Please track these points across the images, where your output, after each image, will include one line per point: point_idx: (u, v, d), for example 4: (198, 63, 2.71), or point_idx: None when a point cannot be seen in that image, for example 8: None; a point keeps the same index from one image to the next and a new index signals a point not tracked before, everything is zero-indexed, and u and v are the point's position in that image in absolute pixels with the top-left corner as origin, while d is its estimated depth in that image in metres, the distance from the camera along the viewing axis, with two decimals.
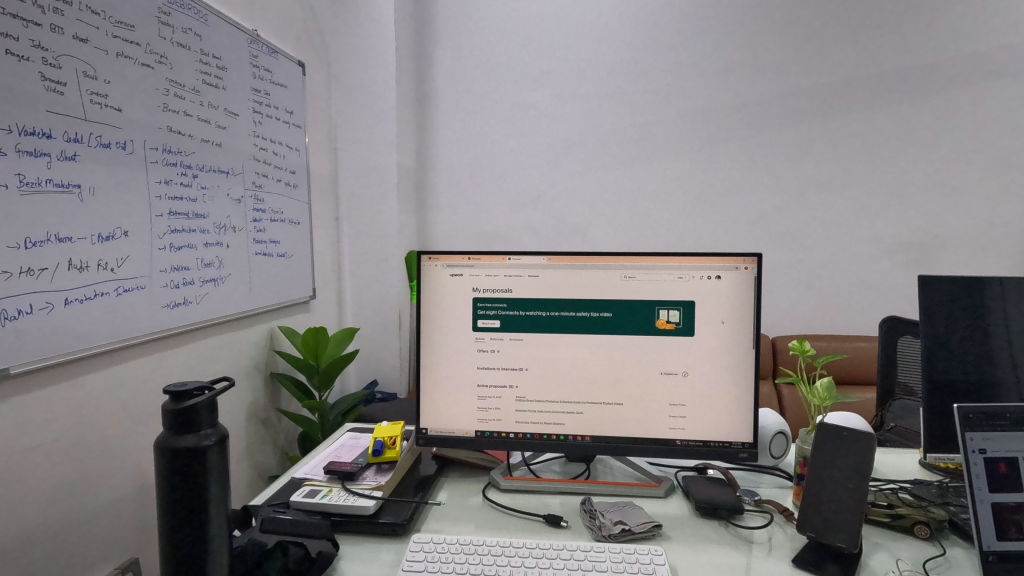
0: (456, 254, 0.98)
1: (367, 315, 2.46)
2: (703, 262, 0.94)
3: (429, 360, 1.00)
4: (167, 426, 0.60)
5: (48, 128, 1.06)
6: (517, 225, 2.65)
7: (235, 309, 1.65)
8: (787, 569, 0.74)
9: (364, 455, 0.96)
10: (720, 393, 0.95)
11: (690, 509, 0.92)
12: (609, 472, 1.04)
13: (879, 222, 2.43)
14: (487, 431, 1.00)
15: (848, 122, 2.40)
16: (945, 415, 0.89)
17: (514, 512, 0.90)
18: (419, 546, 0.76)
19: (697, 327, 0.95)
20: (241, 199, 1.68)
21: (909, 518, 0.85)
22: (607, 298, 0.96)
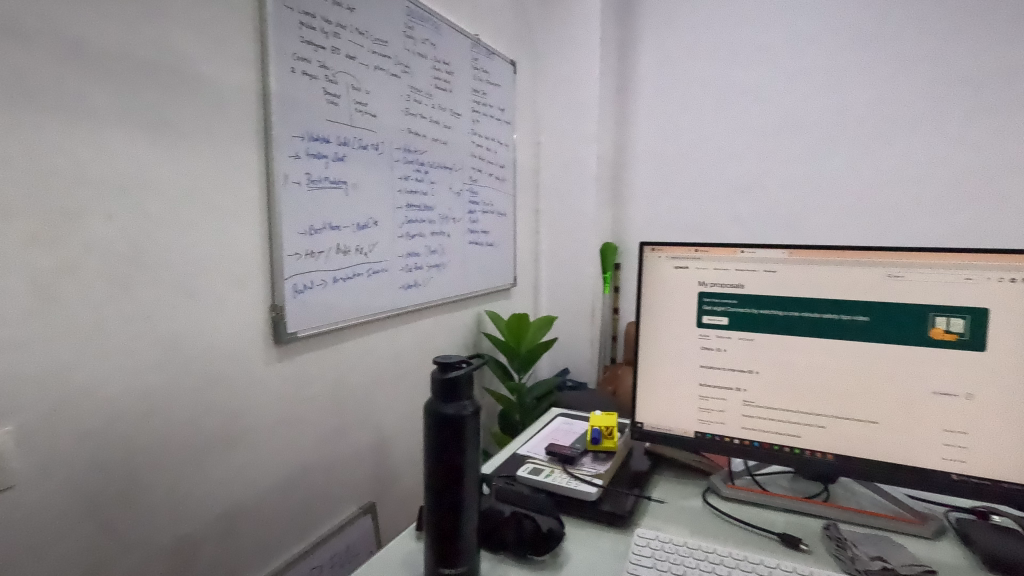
0: (682, 246, 0.94)
1: (561, 305, 2.53)
2: (1006, 261, 0.76)
3: (648, 353, 0.98)
4: (435, 393, 0.67)
5: (327, 134, 1.27)
6: (720, 216, 2.48)
7: (452, 292, 1.81)
8: None
9: (581, 441, 0.99)
10: (1020, 424, 0.76)
11: (971, 559, 0.76)
12: (853, 498, 0.91)
13: None
14: (709, 434, 0.94)
15: None
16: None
17: (741, 524, 0.84)
18: (645, 542, 0.75)
19: (990, 342, 0.77)
20: (461, 192, 1.83)
21: None
22: (863, 299, 0.83)
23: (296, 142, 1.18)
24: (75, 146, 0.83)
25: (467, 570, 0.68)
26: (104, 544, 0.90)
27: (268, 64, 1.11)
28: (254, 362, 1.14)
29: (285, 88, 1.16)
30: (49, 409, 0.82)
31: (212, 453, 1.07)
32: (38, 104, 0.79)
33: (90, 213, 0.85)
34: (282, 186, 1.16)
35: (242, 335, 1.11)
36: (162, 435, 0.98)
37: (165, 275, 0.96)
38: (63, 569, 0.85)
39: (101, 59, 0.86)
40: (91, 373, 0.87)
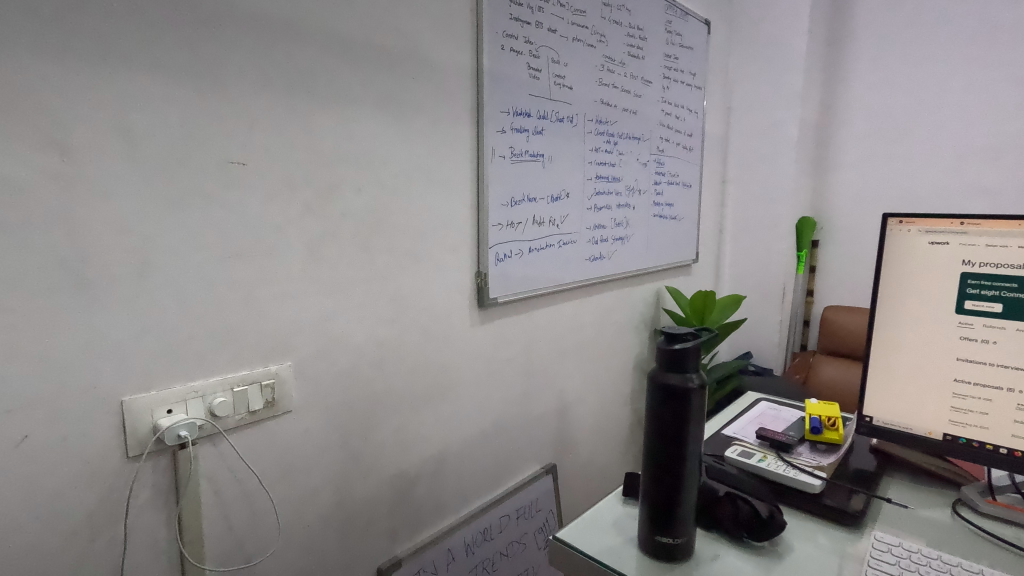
0: (942, 217, 0.80)
1: (746, 283, 2.35)
2: None
3: (884, 340, 0.87)
4: (660, 362, 0.67)
5: (529, 109, 1.31)
6: (961, 187, 2.12)
7: (636, 266, 1.78)
8: None
9: (796, 429, 0.92)
10: None
11: None
12: None
13: None
14: (963, 437, 0.81)
15: None
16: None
17: (1011, 548, 0.71)
18: (885, 547, 0.68)
19: None
20: (648, 163, 1.78)
21: None
22: None
23: (503, 117, 1.25)
24: (337, 128, 0.97)
25: (684, 542, 0.67)
26: (349, 467, 1.07)
27: (483, 44, 1.18)
28: (463, 322, 1.25)
29: (496, 66, 1.22)
30: (315, 349, 0.99)
31: (429, 401, 1.20)
32: (313, 92, 0.93)
33: (346, 186, 0.99)
34: (490, 160, 1.23)
35: (454, 298, 1.23)
36: (391, 380, 1.12)
37: (397, 240, 1.09)
38: (322, 482, 1.03)
39: (357, 51, 0.98)
40: (343, 322, 1.03)
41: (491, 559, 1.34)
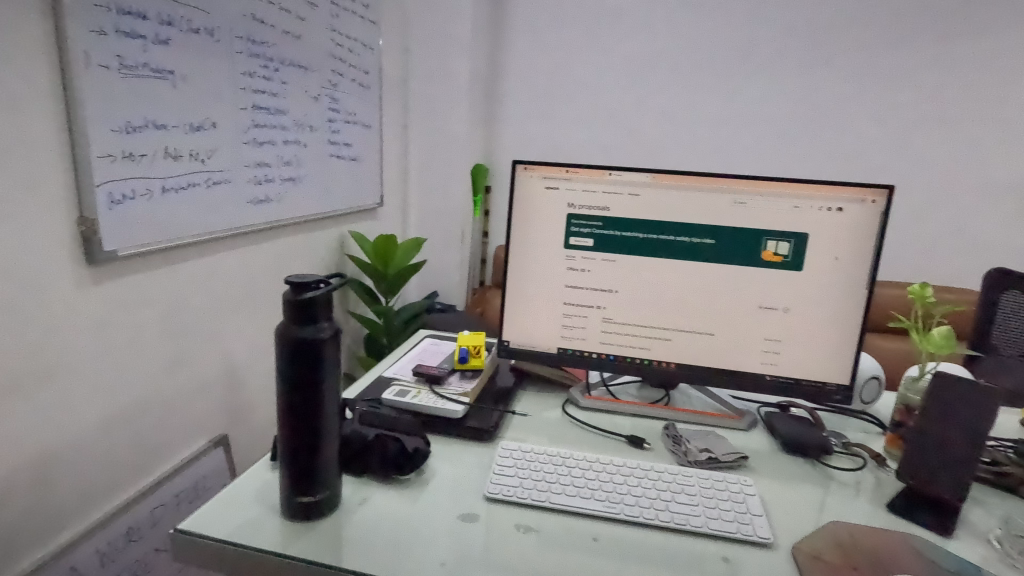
0: (554, 165, 0.93)
1: (431, 227, 2.46)
2: (825, 191, 0.87)
3: (517, 273, 0.99)
4: (288, 315, 0.61)
5: (143, 10, 1.03)
6: (589, 144, 2.62)
7: (312, 210, 1.66)
8: (882, 515, 0.74)
9: (448, 361, 0.99)
10: (820, 332, 0.91)
11: (773, 445, 0.91)
12: (687, 401, 1.04)
13: (979, 165, 2.32)
14: (571, 349, 0.99)
15: (960, 52, 2.24)
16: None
17: (596, 431, 0.91)
18: (509, 453, 0.78)
19: (807, 261, 0.89)
20: (319, 97, 1.64)
21: (1015, 477, 0.80)
22: (713, 224, 0.90)
23: (99, 14, 0.95)
24: None
25: (328, 496, 0.65)
26: None
27: None
28: (61, 284, 0.96)
29: None
30: None
31: (12, 391, 0.90)
32: None
33: None
34: (84, 70, 0.94)
35: (41, 253, 0.92)
36: None
37: None
38: None
39: None
40: None
41: (142, 560, 1.13)
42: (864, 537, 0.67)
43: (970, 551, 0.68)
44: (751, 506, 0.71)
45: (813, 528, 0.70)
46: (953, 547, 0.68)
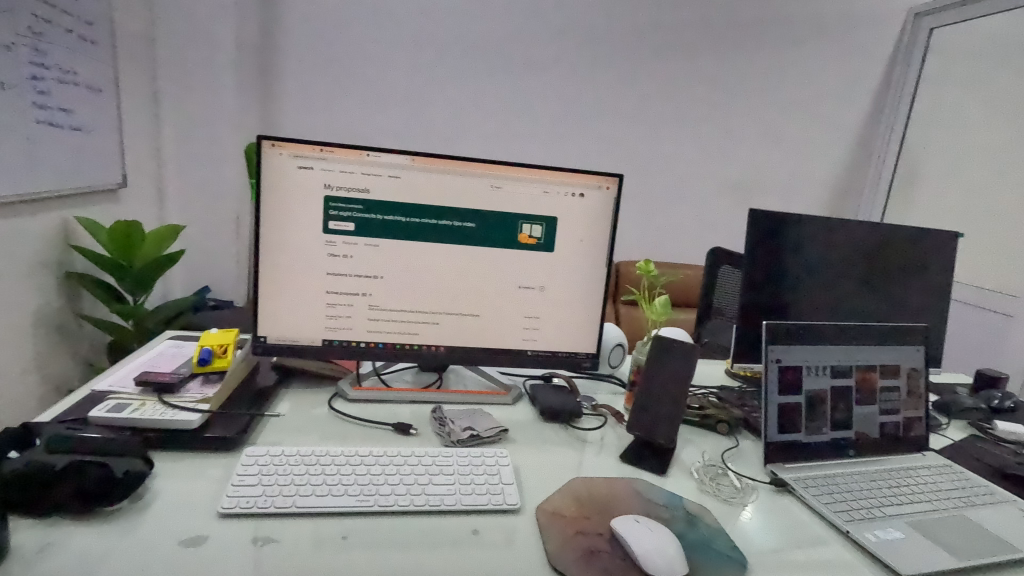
0: (305, 143, 0.86)
1: (198, 213, 2.15)
2: (569, 178, 0.94)
3: (270, 262, 0.90)
4: None
5: None
6: None
7: (13, 190, 1.31)
8: (615, 465, 0.84)
9: (187, 365, 0.87)
10: (570, 308, 1.00)
11: (534, 414, 0.98)
12: (460, 381, 1.06)
13: (721, 163, 2.68)
14: (336, 340, 0.94)
15: (705, 64, 2.54)
16: (749, 320, 1.09)
17: (363, 423, 0.88)
18: (254, 460, 0.71)
19: (557, 243, 0.96)
20: (13, 46, 1.29)
21: (714, 417, 0.97)
22: (473, 207, 0.93)
23: None
24: None
25: None
26: None
27: None
28: None
29: None
30: None
31: None
32: None
33: None
34: None
35: None
36: None
37: None
38: None
39: None
40: None
41: None
42: (597, 487, 0.76)
43: (678, 483, 0.81)
44: (504, 476, 0.74)
45: (557, 487, 0.76)
46: (666, 484, 0.81)
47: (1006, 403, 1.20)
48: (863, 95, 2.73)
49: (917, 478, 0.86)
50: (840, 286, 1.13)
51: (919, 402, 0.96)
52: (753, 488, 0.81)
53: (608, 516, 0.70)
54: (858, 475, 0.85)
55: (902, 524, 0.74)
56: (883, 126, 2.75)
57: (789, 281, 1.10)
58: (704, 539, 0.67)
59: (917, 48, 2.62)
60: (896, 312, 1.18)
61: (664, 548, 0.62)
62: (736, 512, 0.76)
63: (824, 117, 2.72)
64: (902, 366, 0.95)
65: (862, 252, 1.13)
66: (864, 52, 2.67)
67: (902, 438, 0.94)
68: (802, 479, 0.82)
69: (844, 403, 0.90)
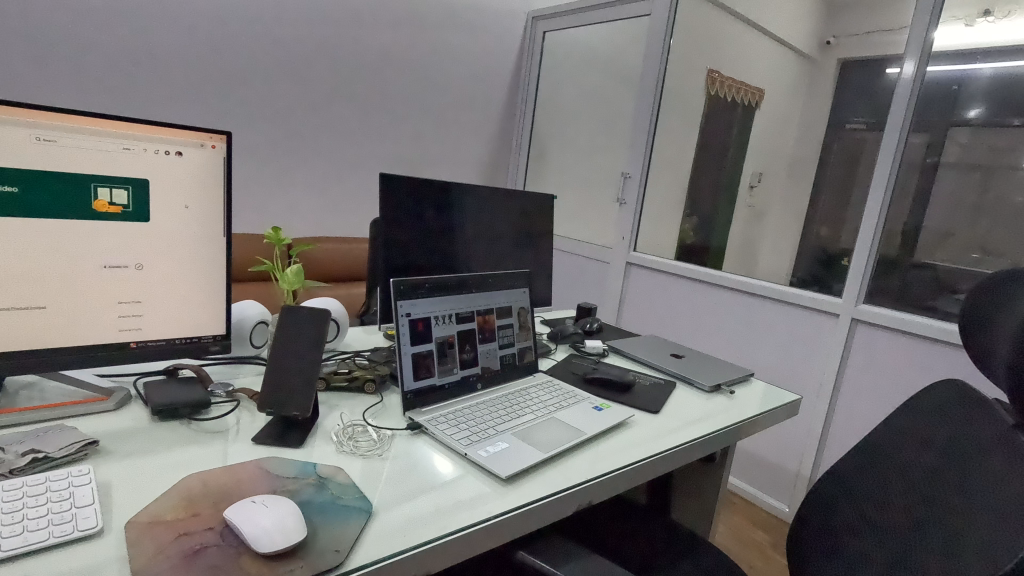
0: None
1: None
2: (159, 134, 0.80)
3: None
4: None
5: None
6: None
7: None
8: (248, 449, 0.77)
9: None
10: (185, 287, 0.86)
11: (147, 416, 0.83)
12: (34, 397, 0.82)
13: (383, 136, 2.77)
14: None
15: (357, 35, 2.57)
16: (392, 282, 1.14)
17: None
18: None
19: (153, 211, 0.81)
20: None
21: (361, 378, 0.99)
22: (9, 165, 0.70)
23: None
24: None
25: None
26: None
27: None
28: None
29: None
30: None
31: None
32: None
33: None
34: None
35: None
36: None
37: None
38: None
39: None
40: None
41: None
42: (216, 479, 0.68)
43: (316, 450, 0.79)
44: (80, 499, 0.60)
45: (162, 491, 0.65)
46: (304, 455, 0.78)
47: (593, 326, 1.57)
48: (500, 82, 3.16)
49: (525, 396, 1.03)
50: (471, 244, 1.27)
51: (529, 333, 1.16)
52: (390, 438, 0.85)
53: (222, 506, 0.63)
54: (482, 403, 0.98)
55: (509, 435, 0.88)
56: (518, 110, 3.25)
57: (425, 242, 1.18)
58: (332, 499, 0.67)
59: (536, 46, 3.16)
60: (516, 263, 1.40)
61: (283, 521, 0.58)
62: (371, 464, 0.78)
63: (471, 100, 3.06)
64: (514, 306, 1.13)
65: (485, 214, 1.30)
66: (497, 45, 3.08)
67: (518, 365, 1.12)
68: (435, 418, 0.90)
69: (469, 344, 1.02)
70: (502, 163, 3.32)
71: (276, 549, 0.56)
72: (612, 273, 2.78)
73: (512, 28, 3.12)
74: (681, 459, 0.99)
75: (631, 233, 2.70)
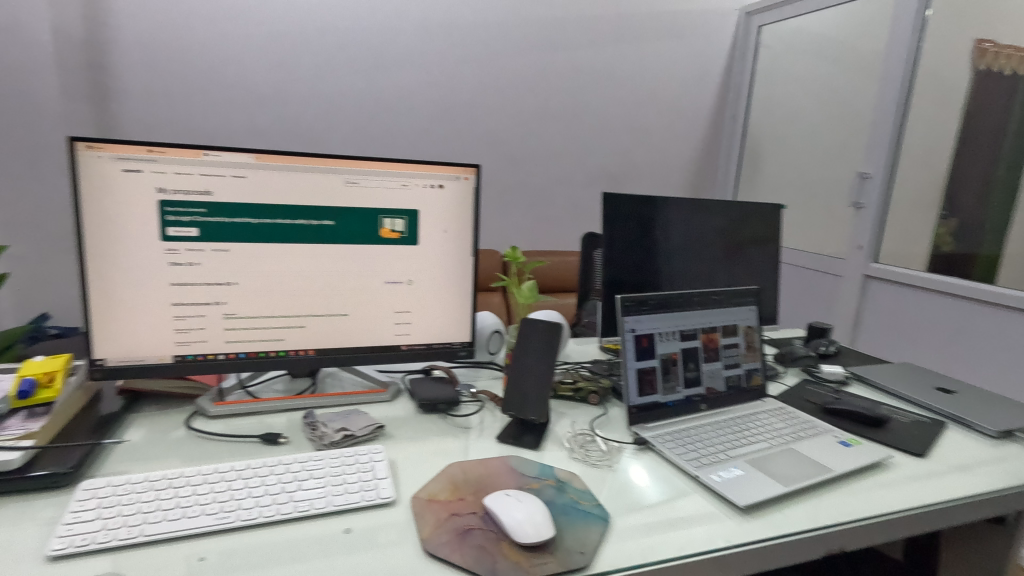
0: (130, 144, 0.80)
1: None
2: (427, 171, 0.95)
3: (102, 273, 0.82)
4: None
5: None
6: (239, 128, 2.28)
7: None
8: (493, 446, 0.87)
9: (5, 400, 0.76)
10: (441, 299, 1.00)
11: (413, 408, 0.99)
12: (337, 385, 1.04)
13: (590, 153, 2.85)
14: (190, 354, 0.88)
15: (568, 58, 2.69)
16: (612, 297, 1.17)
17: (226, 439, 0.83)
18: (92, 493, 0.65)
19: (421, 235, 0.97)
20: None
21: (585, 390, 1.03)
22: (329, 204, 0.90)
23: None
24: None
25: None
26: None
27: None
28: None
29: None
30: None
31: None
32: None
33: None
34: None
35: None
36: None
37: None
38: None
39: None
40: None
41: None
42: (473, 469, 0.78)
43: (551, 454, 0.85)
44: (378, 471, 0.74)
45: (434, 474, 0.77)
46: (541, 457, 0.84)
47: (829, 350, 1.40)
48: (710, 86, 3.02)
49: (756, 421, 0.97)
50: (689, 259, 1.25)
51: (756, 354, 1.08)
52: (618, 451, 0.88)
53: (482, 495, 0.72)
54: (708, 426, 0.95)
55: (742, 462, 0.84)
56: (729, 113, 3.08)
57: (644, 256, 1.19)
58: (572, 502, 0.72)
59: (750, 43, 2.97)
60: (738, 278, 1.32)
61: (534, 516, 0.64)
62: (602, 474, 0.81)
63: (678, 108, 2.98)
64: (740, 324, 1.07)
65: (706, 227, 1.26)
66: (707, 48, 2.96)
67: (744, 388, 1.06)
68: (660, 436, 0.90)
69: (693, 362, 1.00)
70: (711, 171, 3.17)
71: (531, 541, 0.62)
72: (846, 288, 2.46)
73: (723, 27, 2.96)
74: (962, 517, 0.82)
75: (871, 242, 2.36)
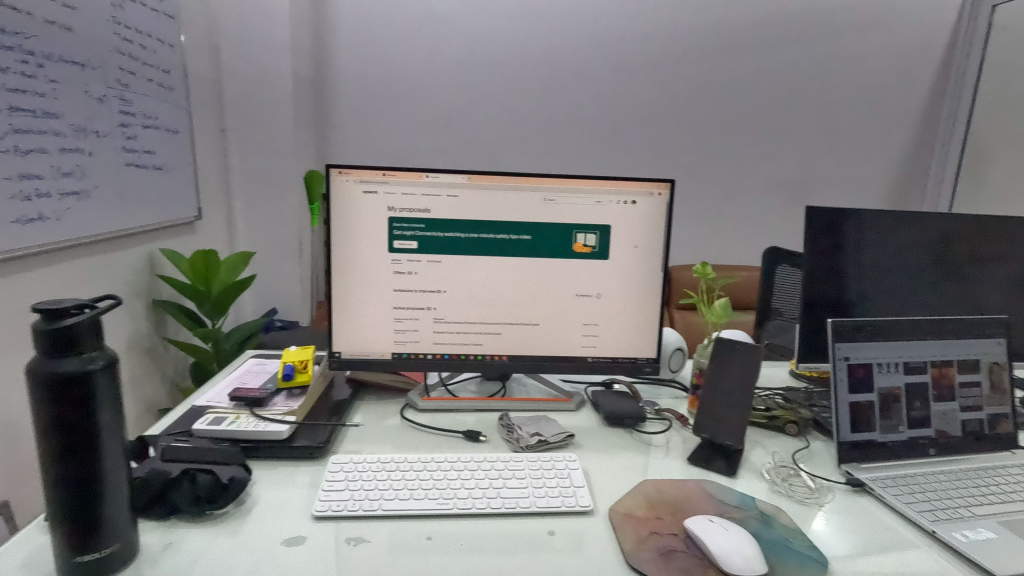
0: (370, 169, 0.93)
1: (262, 239, 2.34)
2: (621, 187, 0.96)
3: (343, 279, 0.96)
4: (41, 348, 0.53)
5: None
6: (427, 149, 2.52)
7: (107, 227, 1.46)
8: (685, 467, 0.85)
9: (272, 381, 0.93)
10: (628, 314, 1.01)
11: (598, 419, 1.00)
12: (524, 390, 1.10)
13: (769, 161, 2.65)
14: (405, 353, 0.99)
15: (748, 62, 2.53)
16: (813, 320, 1.07)
17: (435, 432, 0.92)
18: (340, 467, 0.76)
19: (612, 250, 0.98)
20: (103, 99, 1.44)
21: (782, 419, 0.96)
22: (528, 220, 0.96)
23: None
24: None
25: (120, 548, 0.57)
26: None
27: None
28: None
29: None
30: None
31: None
32: None
33: None
34: None
35: None
36: None
37: None
38: None
39: None
40: None
41: None
42: (667, 489, 0.77)
43: (750, 484, 0.81)
44: (575, 479, 0.76)
45: (628, 489, 0.77)
46: (739, 486, 0.80)
47: None
48: (923, 81, 2.62)
49: (1007, 477, 0.82)
50: (910, 281, 1.10)
51: (1005, 397, 0.91)
52: (828, 489, 0.80)
53: (681, 517, 0.70)
54: (941, 475, 0.82)
55: (994, 523, 0.71)
56: (947, 111, 2.64)
57: (854, 277, 1.07)
58: (781, 538, 0.67)
59: (979, 28, 2.52)
60: (974, 306, 1.13)
61: (741, 547, 0.62)
62: (813, 513, 0.75)
63: (879, 108, 2.63)
64: (983, 360, 0.91)
65: (934, 246, 1.09)
66: (921, 37, 2.57)
67: (987, 435, 0.90)
68: (880, 479, 0.80)
69: (920, 400, 0.87)
70: (920, 177, 2.74)
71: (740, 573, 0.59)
72: None
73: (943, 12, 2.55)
74: None
75: None
